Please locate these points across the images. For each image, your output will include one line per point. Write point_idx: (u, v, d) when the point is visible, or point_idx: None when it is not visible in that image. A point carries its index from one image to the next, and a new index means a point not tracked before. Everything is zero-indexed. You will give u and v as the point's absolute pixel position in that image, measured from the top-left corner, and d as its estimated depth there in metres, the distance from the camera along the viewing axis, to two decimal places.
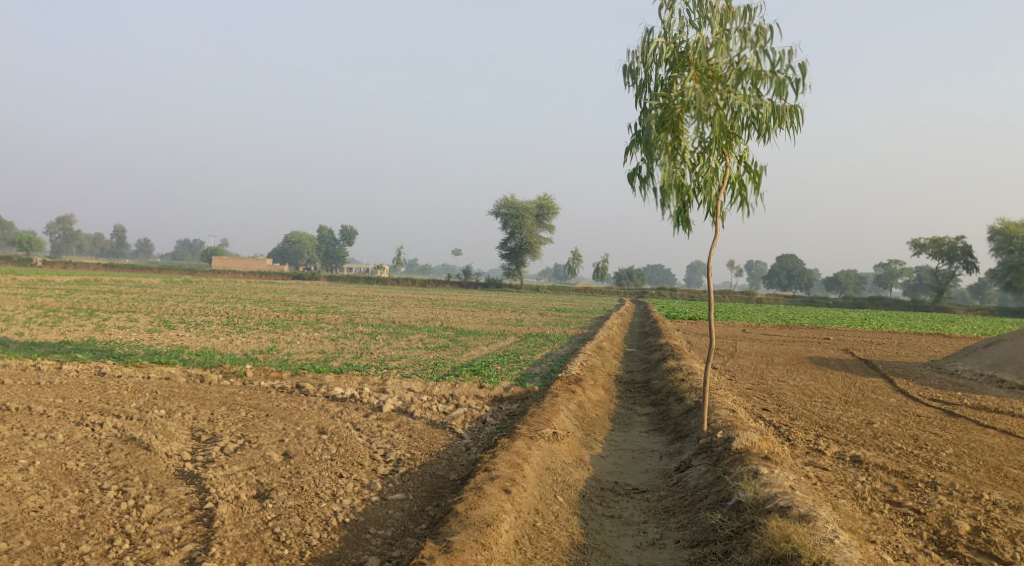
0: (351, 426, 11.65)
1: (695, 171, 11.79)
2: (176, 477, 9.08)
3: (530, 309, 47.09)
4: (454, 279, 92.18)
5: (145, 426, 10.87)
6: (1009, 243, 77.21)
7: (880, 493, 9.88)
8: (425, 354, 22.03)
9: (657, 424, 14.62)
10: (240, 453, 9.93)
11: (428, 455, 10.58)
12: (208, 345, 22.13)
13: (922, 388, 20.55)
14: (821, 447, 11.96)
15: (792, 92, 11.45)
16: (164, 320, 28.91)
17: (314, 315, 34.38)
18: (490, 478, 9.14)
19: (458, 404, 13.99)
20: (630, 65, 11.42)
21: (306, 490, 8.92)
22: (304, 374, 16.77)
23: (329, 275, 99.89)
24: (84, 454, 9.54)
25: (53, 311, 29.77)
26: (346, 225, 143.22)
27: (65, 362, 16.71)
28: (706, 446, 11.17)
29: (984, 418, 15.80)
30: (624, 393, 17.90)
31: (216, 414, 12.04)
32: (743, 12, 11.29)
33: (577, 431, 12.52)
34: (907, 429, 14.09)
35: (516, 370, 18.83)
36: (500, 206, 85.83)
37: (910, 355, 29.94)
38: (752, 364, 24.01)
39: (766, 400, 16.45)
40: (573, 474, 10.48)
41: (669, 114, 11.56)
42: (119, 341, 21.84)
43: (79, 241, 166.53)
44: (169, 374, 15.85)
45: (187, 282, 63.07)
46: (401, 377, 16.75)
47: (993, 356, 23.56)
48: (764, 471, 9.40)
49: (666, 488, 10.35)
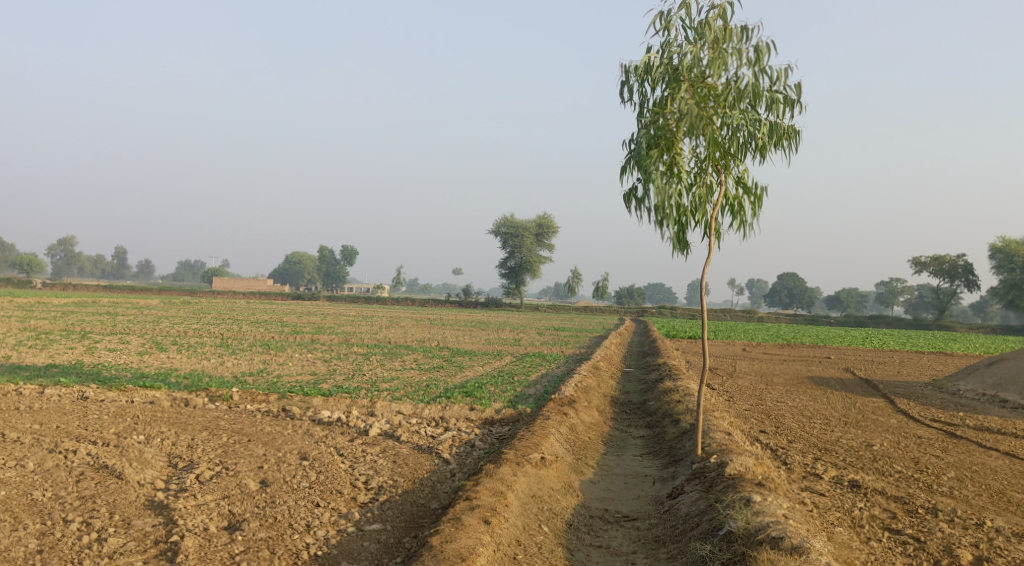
0: (334, 452, 11.30)
1: (691, 191, 11.54)
2: (145, 507, 8.77)
3: (528, 328, 46.80)
4: (454, 299, 91.92)
5: (121, 452, 10.53)
6: (1010, 261, 77.06)
7: (879, 520, 9.52)
8: (418, 375, 21.64)
9: (651, 446, 14.25)
10: (215, 481, 9.61)
11: (411, 482, 10.23)
12: (198, 368, 21.71)
13: (924, 408, 20.15)
14: (818, 471, 11.61)
15: (791, 112, 11.23)
16: (157, 342, 28.49)
17: (310, 336, 34.02)
18: (470, 508, 8.80)
19: (447, 427, 13.65)
20: (624, 82, 11.17)
21: (279, 521, 8.61)
22: (291, 397, 16.40)
23: (328, 296, 99.91)
24: (52, 483, 9.21)
25: (45, 334, 29.38)
26: (347, 246, 143.36)
27: (47, 386, 16.33)
28: (699, 471, 10.81)
29: (986, 439, 15.44)
30: (619, 415, 17.50)
31: (196, 439, 11.73)
32: (742, 31, 11.06)
33: (568, 456, 12.15)
34: (907, 451, 13.72)
35: (510, 392, 18.45)
36: (500, 225, 85.70)
37: (911, 374, 29.55)
38: (750, 384, 23.64)
39: (764, 422, 16.09)
40: (561, 502, 10.14)
41: (664, 132, 11.30)
42: (106, 364, 21.45)
43: (80, 262, 166.80)
44: (153, 398, 15.47)
45: (185, 303, 62.69)
46: (391, 399, 16.42)
47: (995, 375, 23.19)
48: (757, 499, 9.04)
49: (657, 516, 10.00)
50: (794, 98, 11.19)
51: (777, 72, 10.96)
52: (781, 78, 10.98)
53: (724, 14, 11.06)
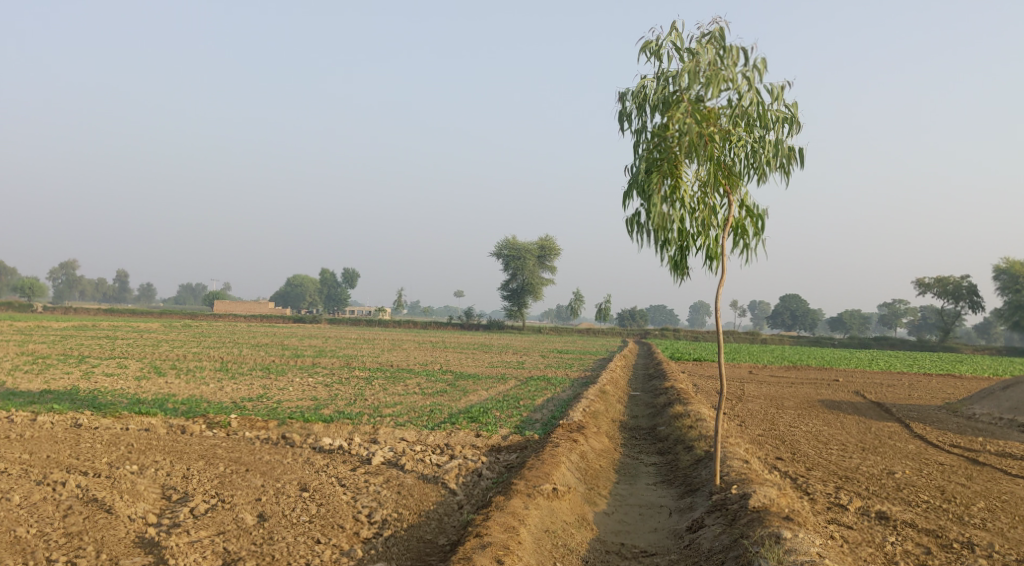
0: (335, 482, 10.79)
1: (694, 214, 11.09)
2: (134, 545, 8.37)
3: (531, 351, 46.21)
4: (455, 321, 91.51)
5: (112, 484, 10.01)
6: (1015, 283, 76.43)
7: (913, 556, 9.01)
8: (421, 399, 21.12)
9: (664, 475, 13.70)
10: (210, 515, 9.10)
11: (417, 515, 9.73)
12: (196, 393, 21.14)
13: (941, 433, 19.56)
14: (843, 502, 11.09)
15: (791, 131, 10.86)
16: (155, 367, 27.92)
17: (311, 360, 33.33)
18: (481, 546, 8.34)
19: (452, 455, 13.11)
20: (621, 109, 10.79)
21: (277, 559, 8.21)
22: (291, 424, 15.84)
23: (329, 319, 99.58)
24: (38, 518, 8.74)
25: (42, 359, 28.74)
26: (348, 270, 143.78)
27: (40, 413, 15.76)
28: (719, 502, 10.29)
29: (1011, 467, 14.89)
30: (630, 441, 16.93)
31: (191, 468, 11.22)
32: (738, 51, 10.70)
33: (579, 486, 11.63)
34: (931, 480, 13.18)
35: (516, 417, 17.86)
36: (501, 246, 85.41)
37: (922, 397, 28.94)
38: (760, 408, 23.03)
39: (780, 448, 15.55)
40: (575, 537, 9.65)
41: (666, 156, 10.86)
42: (102, 390, 20.88)
43: (82, 287, 167.32)
44: (149, 426, 14.88)
45: (186, 326, 62.70)
46: (394, 426, 15.88)
47: (1011, 399, 22.64)
48: (787, 535, 8.55)
49: (678, 551, 9.50)
50: (794, 116, 10.84)
51: (776, 91, 10.61)
52: (781, 96, 10.63)
53: (719, 36, 10.71)
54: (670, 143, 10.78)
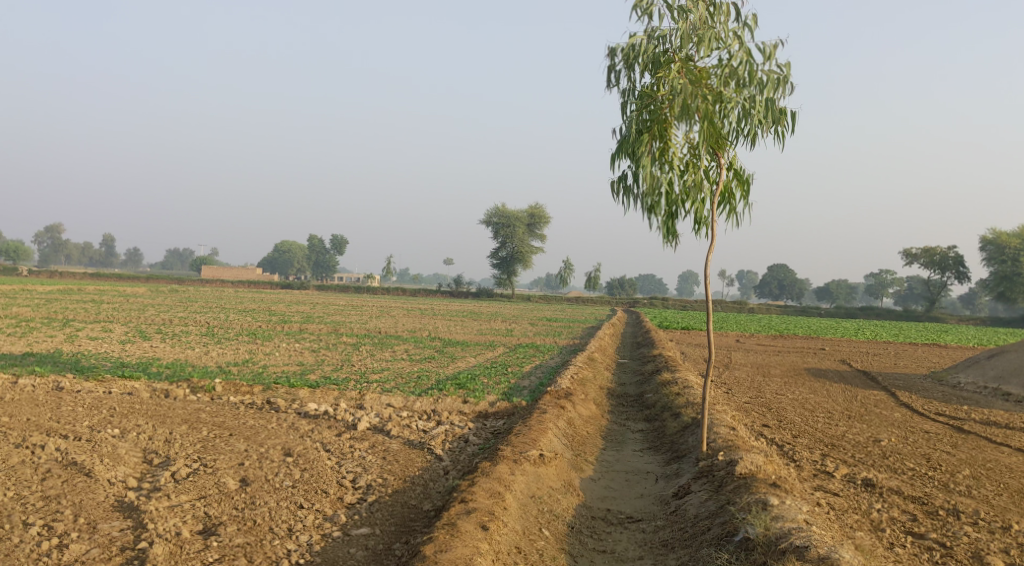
0: (320, 447, 10.67)
1: (682, 177, 10.90)
2: (113, 509, 8.25)
3: (521, 318, 46.24)
4: (445, 288, 91.51)
5: (93, 447, 9.84)
6: (1001, 253, 76.84)
7: (899, 523, 9.00)
8: (408, 366, 21.06)
9: (650, 442, 13.65)
10: (191, 479, 8.98)
11: (402, 481, 9.64)
12: (180, 358, 20.97)
13: (926, 401, 19.59)
14: (829, 469, 11.06)
15: (784, 91, 10.63)
16: (141, 331, 27.69)
17: (298, 326, 33.17)
18: (465, 512, 8.26)
19: (439, 422, 13.00)
20: (611, 67, 10.53)
21: (258, 524, 8.13)
22: (276, 389, 15.72)
23: (319, 285, 99.41)
24: (16, 482, 8.59)
25: (26, 323, 28.45)
26: (336, 236, 143.15)
27: (22, 377, 15.56)
28: (705, 469, 10.24)
29: (995, 434, 14.96)
30: (617, 408, 16.90)
31: (174, 433, 11.06)
32: (729, 8, 10.43)
33: (566, 452, 11.55)
34: (917, 448, 13.18)
35: (503, 384, 17.79)
36: (489, 215, 84.89)
37: (907, 366, 29.15)
38: (748, 376, 23.07)
39: (766, 416, 15.54)
40: (562, 503, 9.60)
41: (656, 117, 10.63)
42: (86, 353, 20.70)
43: (68, 250, 166.25)
44: (132, 390, 14.72)
45: (173, 290, 62.36)
46: (380, 391, 15.78)
47: (996, 367, 22.74)
48: (774, 502, 8.52)
49: (663, 517, 9.45)
50: (786, 77, 10.62)
51: (769, 50, 10.37)
52: (772, 56, 10.39)
53: None
54: (661, 103, 10.57)
